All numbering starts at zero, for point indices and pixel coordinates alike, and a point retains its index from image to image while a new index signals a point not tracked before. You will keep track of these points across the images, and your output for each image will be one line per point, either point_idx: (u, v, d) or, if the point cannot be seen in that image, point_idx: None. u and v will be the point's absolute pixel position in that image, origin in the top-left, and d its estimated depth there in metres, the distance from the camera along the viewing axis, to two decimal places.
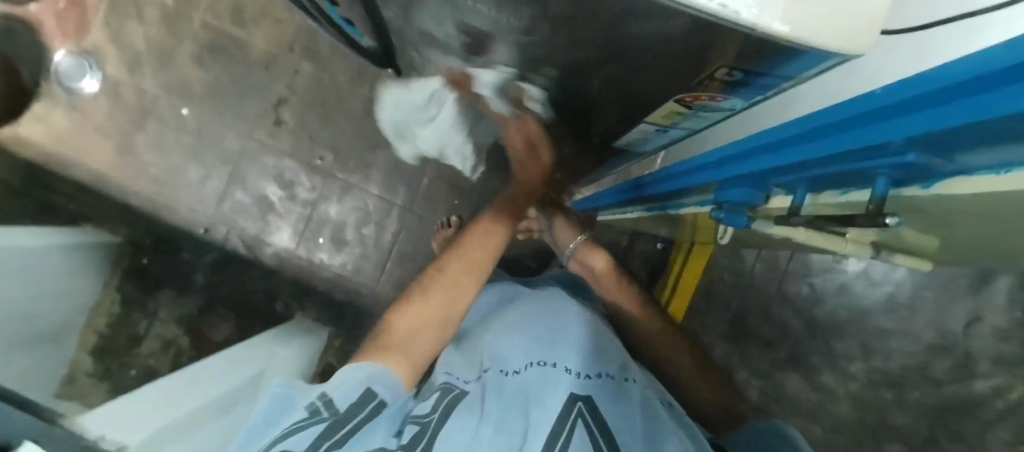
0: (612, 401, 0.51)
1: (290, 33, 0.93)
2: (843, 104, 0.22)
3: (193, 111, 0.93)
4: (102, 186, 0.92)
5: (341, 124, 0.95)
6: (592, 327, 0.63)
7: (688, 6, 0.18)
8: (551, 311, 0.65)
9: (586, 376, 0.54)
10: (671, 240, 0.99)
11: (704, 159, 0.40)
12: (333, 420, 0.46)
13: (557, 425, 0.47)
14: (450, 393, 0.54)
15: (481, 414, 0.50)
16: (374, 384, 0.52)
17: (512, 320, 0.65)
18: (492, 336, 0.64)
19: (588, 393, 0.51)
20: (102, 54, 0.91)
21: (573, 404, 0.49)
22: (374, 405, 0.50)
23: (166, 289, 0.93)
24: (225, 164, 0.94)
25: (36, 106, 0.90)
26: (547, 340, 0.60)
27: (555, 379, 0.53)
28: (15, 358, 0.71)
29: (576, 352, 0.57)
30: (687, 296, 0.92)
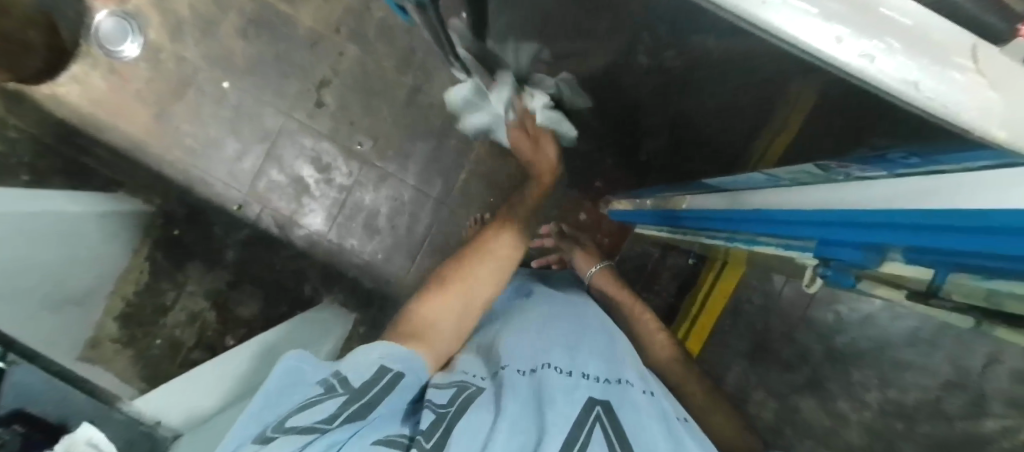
0: (636, 416, 0.46)
1: (337, 13, 0.91)
2: (981, 211, 0.21)
3: (234, 84, 0.91)
4: (137, 154, 0.91)
5: (384, 112, 0.93)
6: (610, 336, 0.59)
7: (896, 99, 0.18)
8: (575, 316, 0.62)
9: (604, 381, 0.49)
10: (702, 256, 1.04)
11: (802, 215, 0.39)
12: (350, 395, 0.43)
13: (574, 431, 0.42)
14: (466, 389, 0.48)
15: (498, 411, 0.44)
16: (387, 360, 0.48)
17: (533, 315, 0.60)
18: (509, 331, 0.57)
19: (609, 399, 0.47)
20: (144, 18, 0.89)
21: (591, 408, 0.45)
22: (391, 376, 0.47)
23: (196, 262, 0.93)
24: (263, 141, 0.92)
25: (74, 66, 0.88)
26: (569, 345, 0.54)
27: (572, 386, 0.47)
28: (43, 319, 0.71)
29: (596, 359, 0.53)
30: (714, 313, 1.00)
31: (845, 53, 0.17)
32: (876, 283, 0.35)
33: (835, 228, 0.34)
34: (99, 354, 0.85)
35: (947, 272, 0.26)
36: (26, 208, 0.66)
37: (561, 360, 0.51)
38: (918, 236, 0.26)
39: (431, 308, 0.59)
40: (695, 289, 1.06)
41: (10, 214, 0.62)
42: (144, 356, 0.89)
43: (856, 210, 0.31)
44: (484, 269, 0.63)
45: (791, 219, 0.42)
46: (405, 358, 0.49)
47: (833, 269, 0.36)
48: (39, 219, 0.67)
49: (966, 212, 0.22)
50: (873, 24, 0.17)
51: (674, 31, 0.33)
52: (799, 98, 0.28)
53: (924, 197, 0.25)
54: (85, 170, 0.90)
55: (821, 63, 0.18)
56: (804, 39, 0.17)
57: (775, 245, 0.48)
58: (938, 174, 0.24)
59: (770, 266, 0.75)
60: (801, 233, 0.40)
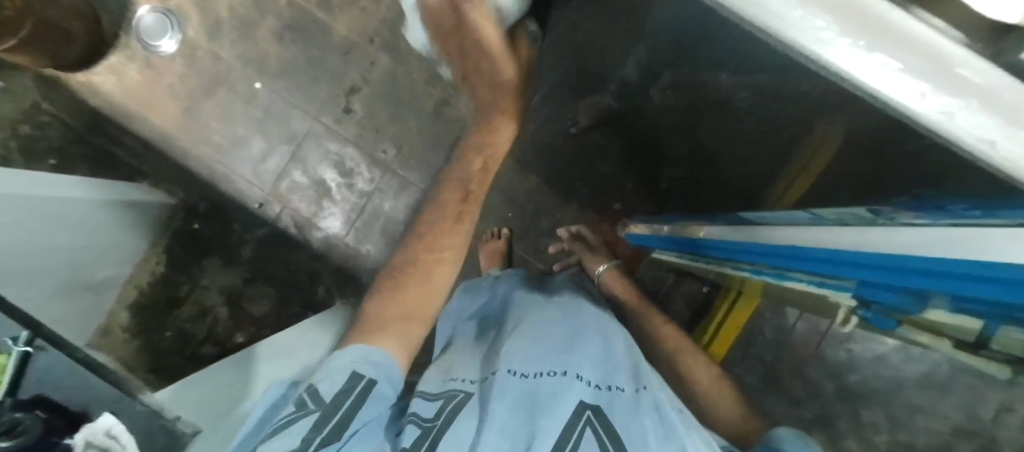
0: (627, 415, 0.43)
1: (372, 23, 0.93)
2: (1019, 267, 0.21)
3: (266, 85, 0.93)
4: (163, 145, 0.92)
5: (410, 122, 0.94)
6: (603, 330, 0.55)
7: (958, 145, 0.18)
8: (575, 316, 0.58)
9: (597, 386, 0.46)
10: (717, 284, 0.97)
11: (830, 255, 0.39)
12: (323, 412, 0.44)
13: (563, 433, 0.41)
14: (455, 398, 0.47)
15: (484, 416, 0.43)
16: (359, 367, 0.48)
17: (531, 317, 0.57)
18: (507, 337, 0.54)
19: (600, 403, 0.44)
20: (184, 16, 0.91)
21: (581, 412, 0.43)
22: (362, 386, 0.47)
23: (213, 258, 0.93)
24: (290, 142, 0.94)
25: (112, 57, 0.91)
26: (563, 346, 0.51)
27: (563, 387, 0.45)
28: (55, 304, 0.70)
29: (590, 359, 0.50)
30: (724, 348, 0.92)
31: (923, 107, 0.18)
32: (913, 326, 0.35)
33: (868, 270, 0.35)
34: (109, 343, 0.85)
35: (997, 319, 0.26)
36: (49, 192, 0.66)
37: (555, 362, 0.48)
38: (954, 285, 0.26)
39: (395, 307, 0.57)
40: (706, 319, 0.98)
41: (26, 197, 0.61)
42: (152, 348, 0.89)
43: (889, 255, 0.32)
44: (447, 268, 0.59)
45: (817, 258, 0.42)
46: (376, 362, 0.49)
47: (875, 309, 0.36)
48: (60, 204, 0.67)
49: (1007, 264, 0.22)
50: (941, 78, 0.17)
51: (742, 54, 0.35)
52: (843, 111, 0.29)
53: (959, 248, 0.25)
54: (112, 158, 0.91)
55: (895, 107, 0.19)
56: (857, 76, 0.18)
57: (804, 282, 0.48)
58: (986, 225, 0.23)
59: (786, 299, 0.74)
60: (833, 272, 0.40)
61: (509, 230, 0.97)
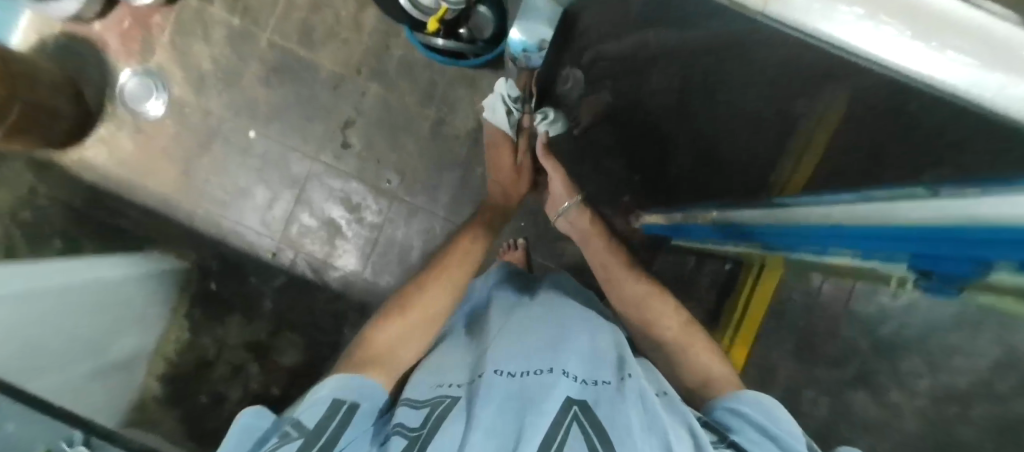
0: (611, 407, 0.42)
1: (357, 54, 0.92)
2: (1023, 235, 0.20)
3: (259, 132, 0.92)
4: (165, 208, 0.91)
5: (409, 147, 0.93)
6: (589, 325, 0.53)
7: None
8: (559, 311, 0.55)
9: (584, 381, 0.44)
10: (740, 260, 0.97)
11: (862, 234, 0.38)
12: (306, 439, 0.43)
13: (549, 431, 0.39)
14: (442, 403, 0.45)
15: (470, 420, 0.41)
16: (340, 393, 0.48)
17: (515, 319, 0.54)
18: (498, 338, 0.51)
19: (586, 397, 0.42)
20: (166, 76, 0.90)
21: (567, 408, 0.41)
22: (346, 409, 0.46)
23: (235, 314, 0.92)
24: (292, 187, 0.93)
25: (100, 128, 0.90)
26: (550, 343, 0.49)
27: (551, 384, 0.43)
28: (89, 387, 0.68)
29: (577, 353, 0.48)
30: (748, 341, 0.92)
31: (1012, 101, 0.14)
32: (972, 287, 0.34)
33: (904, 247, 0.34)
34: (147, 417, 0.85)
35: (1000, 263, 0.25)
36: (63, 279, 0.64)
37: (543, 359, 0.46)
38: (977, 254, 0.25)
39: (394, 331, 0.57)
40: (726, 313, 0.97)
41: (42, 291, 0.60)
42: (191, 414, 0.89)
43: (913, 230, 0.31)
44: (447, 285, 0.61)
45: (848, 234, 0.40)
46: (356, 388, 0.49)
47: (926, 278, 0.35)
48: (78, 289, 0.66)
49: (1007, 218, 0.21)
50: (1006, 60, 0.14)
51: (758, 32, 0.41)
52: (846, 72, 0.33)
53: (962, 217, 0.24)
54: (118, 229, 0.90)
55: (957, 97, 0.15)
56: (899, 63, 0.14)
57: (848, 256, 0.46)
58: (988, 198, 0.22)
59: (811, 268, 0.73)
60: (872, 249, 0.39)
61: (524, 240, 0.96)
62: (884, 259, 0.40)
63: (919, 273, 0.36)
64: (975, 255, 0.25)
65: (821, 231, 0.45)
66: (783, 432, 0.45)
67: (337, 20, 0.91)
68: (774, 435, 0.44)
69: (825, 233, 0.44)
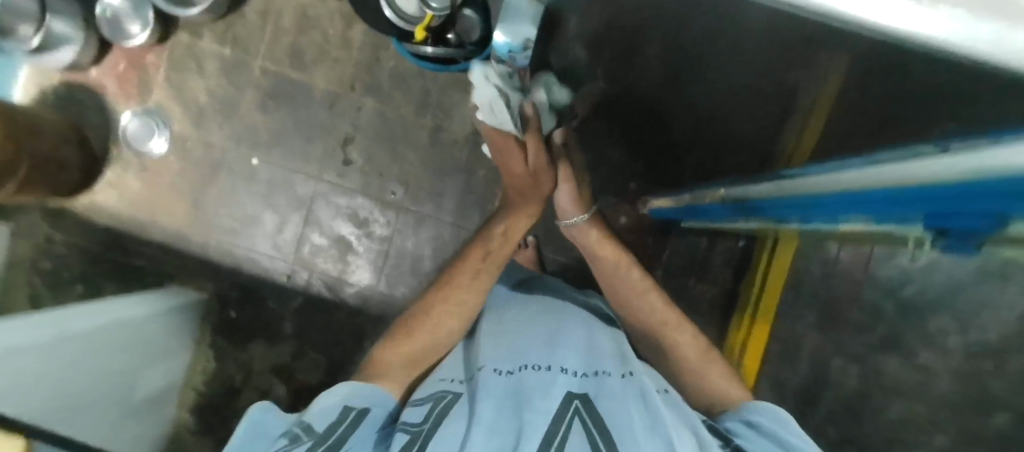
0: (611, 400, 0.43)
1: (349, 70, 0.92)
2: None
3: (262, 158, 0.93)
4: (179, 243, 0.93)
5: (410, 157, 0.94)
6: (587, 324, 0.55)
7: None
8: (554, 309, 0.57)
9: (584, 375, 0.46)
10: (754, 237, 0.96)
11: (870, 197, 0.38)
12: (316, 441, 0.42)
13: (551, 426, 0.40)
14: (443, 399, 0.46)
15: (473, 416, 0.42)
16: (351, 400, 0.46)
17: (510, 316, 0.56)
18: (497, 337, 0.52)
19: (586, 391, 0.44)
20: (166, 113, 0.92)
21: (569, 402, 0.42)
22: (355, 414, 0.45)
23: (257, 340, 0.93)
24: (300, 208, 0.93)
25: (108, 171, 0.91)
26: (547, 340, 0.50)
27: (550, 381, 0.44)
28: (120, 426, 0.69)
29: (576, 349, 0.49)
30: (768, 321, 0.94)
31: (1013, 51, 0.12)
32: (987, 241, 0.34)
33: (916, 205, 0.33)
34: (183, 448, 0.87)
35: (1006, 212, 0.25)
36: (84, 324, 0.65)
37: (540, 356, 0.48)
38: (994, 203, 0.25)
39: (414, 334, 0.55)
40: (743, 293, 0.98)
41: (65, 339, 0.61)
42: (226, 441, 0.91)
43: (922, 188, 0.30)
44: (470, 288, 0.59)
45: (854, 198, 0.40)
46: (366, 394, 0.47)
47: (942, 235, 0.35)
48: (101, 332, 0.66)
49: (1011, 167, 0.21)
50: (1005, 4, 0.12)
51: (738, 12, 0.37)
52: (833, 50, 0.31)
53: (970, 170, 0.24)
54: (136, 268, 0.92)
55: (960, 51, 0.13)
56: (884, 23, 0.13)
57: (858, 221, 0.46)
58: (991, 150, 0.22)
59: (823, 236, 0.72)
60: (884, 210, 0.38)
61: (535, 237, 0.97)
62: (896, 219, 0.39)
63: (935, 232, 0.35)
64: (993, 206, 0.25)
65: (828, 200, 0.45)
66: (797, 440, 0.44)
67: (326, 39, 0.92)
68: (785, 442, 0.44)
69: (832, 201, 0.44)
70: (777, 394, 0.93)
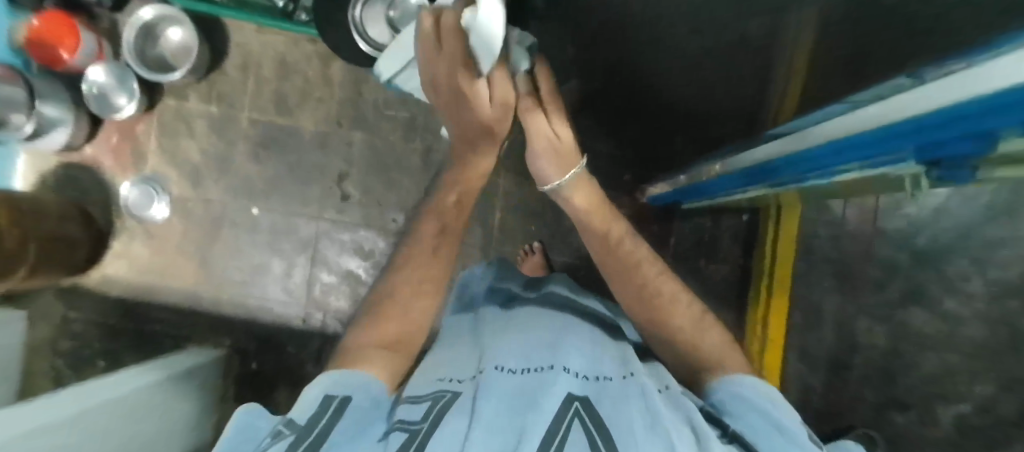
0: (614, 401, 0.39)
1: (334, 108, 0.94)
2: (1011, 89, 0.20)
3: (262, 207, 0.94)
4: (192, 302, 0.94)
5: (406, 183, 0.95)
6: (586, 330, 0.52)
7: None
8: (554, 315, 0.55)
9: (586, 378, 0.43)
10: (756, 209, 0.97)
11: (859, 140, 0.38)
12: (299, 435, 0.37)
13: (551, 426, 0.36)
14: (443, 398, 0.41)
15: (473, 414, 0.37)
16: (332, 390, 0.42)
17: (515, 320, 0.54)
18: (500, 337, 0.50)
19: (588, 393, 0.40)
20: (163, 177, 0.93)
21: (569, 404, 0.38)
22: (338, 402, 0.41)
23: (281, 387, 0.93)
24: (305, 250, 0.94)
25: (114, 243, 0.93)
26: (548, 342, 0.47)
27: (552, 382, 0.41)
28: None
29: (579, 352, 0.46)
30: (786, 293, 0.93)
31: None
32: (981, 166, 0.33)
33: (904, 140, 0.33)
34: None
35: (1005, 128, 0.24)
36: (104, 397, 0.64)
37: (543, 357, 0.45)
38: (978, 123, 0.25)
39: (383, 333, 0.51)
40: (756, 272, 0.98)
41: (93, 414, 0.61)
42: None
43: (907, 120, 0.30)
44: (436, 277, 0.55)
45: (850, 144, 0.40)
46: (350, 382, 0.43)
47: (935, 168, 0.35)
48: (125, 403, 0.66)
49: (1005, 85, 0.20)
50: None
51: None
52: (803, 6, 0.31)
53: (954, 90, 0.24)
54: (154, 334, 0.93)
55: None
56: None
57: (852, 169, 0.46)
58: (971, 65, 0.22)
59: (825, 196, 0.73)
60: (876, 152, 0.38)
61: (539, 242, 0.97)
62: (888, 160, 0.39)
63: (927, 165, 0.35)
64: (977, 125, 0.25)
65: (821, 151, 0.45)
66: (787, 419, 0.42)
67: (307, 82, 0.94)
68: (777, 423, 0.42)
69: (825, 152, 0.44)
70: (809, 365, 0.92)
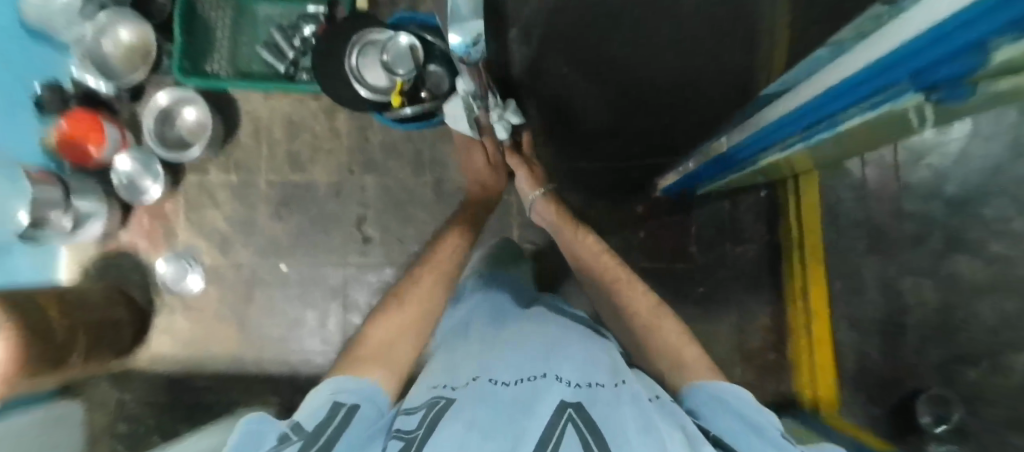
0: (605, 407, 0.38)
1: (344, 156, 0.98)
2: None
3: (289, 262, 0.97)
4: (235, 365, 0.96)
5: (422, 216, 0.97)
6: (582, 337, 0.51)
7: None
8: (552, 323, 0.54)
9: (578, 385, 0.41)
10: (774, 182, 0.96)
11: (852, 81, 0.39)
12: (307, 440, 0.40)
13: (544, 433, 0.35)
14: (437, 404, 0.41)
15: (467, 418, 0.36)
16: (340, 396, 0.46)
17: (515, 329, 0.53)
18: (496, 346, 0.49)
19: (581, 399, 0.38)
20: (194, 250, 0.97)
21: (561, 411, 0.37)
22: (345, 411, 0.44)
23: None
24: (335, 297, 0.96)
25: (156, 319, 0.96)
26: (542, 350, 0.46)
27: (545, 390, 0.39)
28: None
29: (572, 360, 0.45)
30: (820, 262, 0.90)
31: None
32: (980, 86, 0.34)
33: (897, 72, 0.34)
34: None
35: (988, 45, 0.24)
36: None
37: (535, 366, 0.43)
38: (965, 41, 0.25)
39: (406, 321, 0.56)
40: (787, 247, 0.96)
41: None
42: None
43: (898, 50, 0.31)
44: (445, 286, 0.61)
45: (846, 90, 0.41)
46: (356, 391, 0.47)
47: (932, 94, 0.35)
48: None
49: None
50: None
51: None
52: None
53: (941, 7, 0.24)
54: (203, 403, 0.95)
55: None
56: None
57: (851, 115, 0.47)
58: None
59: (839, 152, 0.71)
60: (870, 90, 0.39)
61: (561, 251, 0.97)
62: (884, 97, 0.40)
63: (925, 94, 0.36)
64: (965, 42, 0.25)
65: (817, 103, 0.46)
66: (767, 422, 0.42)
67: (316, 137, 0.98)
68: (756, 425, 0.42)
69: (822, 101, 0.45)
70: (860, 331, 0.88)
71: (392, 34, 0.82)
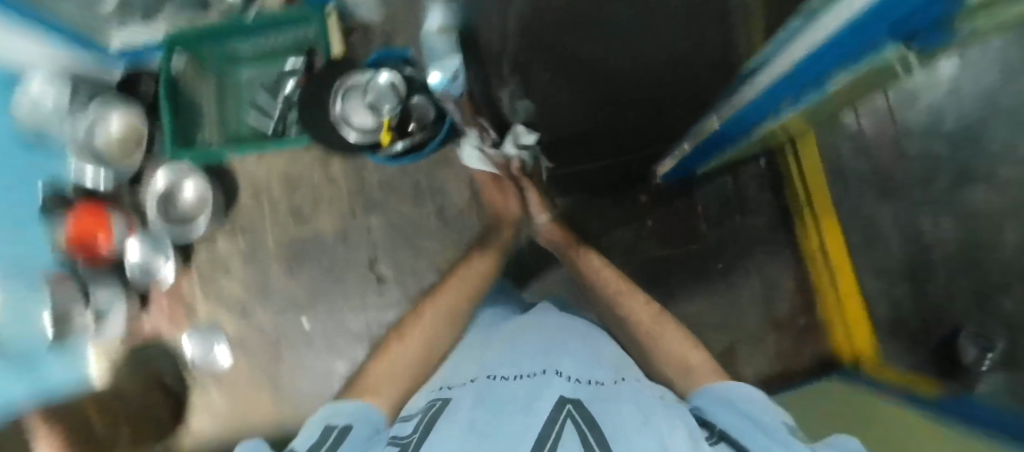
0: (604, 401, 0.37)
1: (345, 202, 0.99)
2: None
3: (309, 315, 0.97)
4: (275, 426, 0.97)
5: (431, 245, 0.97)
6: (586, 337, 0.52)
7: None
8: (558, 324, 0.55)
9: (577, 380, 0.41)
10: (773, 150, 0.97)
11: (830, 46, 0.39)
12: None
13: (544, 428, 0.33)
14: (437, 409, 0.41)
15: (468, 419, 0.35)
16: (333, 419, 0.47)
17: (519, 331, 0.53)
18: (498, 351, 0.49)
19: (580, 395, 0.38)
20: (217, 321, 0.99)
21: (561, 406, 0.35)
22: (336, 431, 0.45)
23: None
24: (361, 341, 0.97)
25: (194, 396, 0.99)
26: (542, 350, 0.47)
27: (544, 386, 0.39)
28: None
29: (572, 359, 0.45)
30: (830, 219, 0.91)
31: None
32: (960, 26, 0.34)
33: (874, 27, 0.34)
34: None
35: None
36: None
37: (534, 365, 0.43)
38: None
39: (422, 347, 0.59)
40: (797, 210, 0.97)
41: None
42: None
43: (868, 10, 0.31)
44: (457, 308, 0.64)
45: (825, 55, 0.42)
46: (350, 412, 0.48)
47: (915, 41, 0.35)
48: None
49: None
50: None
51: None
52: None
53: None
54: None
55: None
56: None
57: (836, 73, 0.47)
58: None
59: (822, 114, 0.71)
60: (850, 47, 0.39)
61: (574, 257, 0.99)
62: (866, 50, 0.40)
63: (907, 43, 0.36)
64: None
65: (799, 71, 0.46)
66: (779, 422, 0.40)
67: (314, 188, 0.99)
68: (764, 423, 0.40)
69: (803, 69, 0.46)
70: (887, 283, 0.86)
71: (371, 75, 0.85)
